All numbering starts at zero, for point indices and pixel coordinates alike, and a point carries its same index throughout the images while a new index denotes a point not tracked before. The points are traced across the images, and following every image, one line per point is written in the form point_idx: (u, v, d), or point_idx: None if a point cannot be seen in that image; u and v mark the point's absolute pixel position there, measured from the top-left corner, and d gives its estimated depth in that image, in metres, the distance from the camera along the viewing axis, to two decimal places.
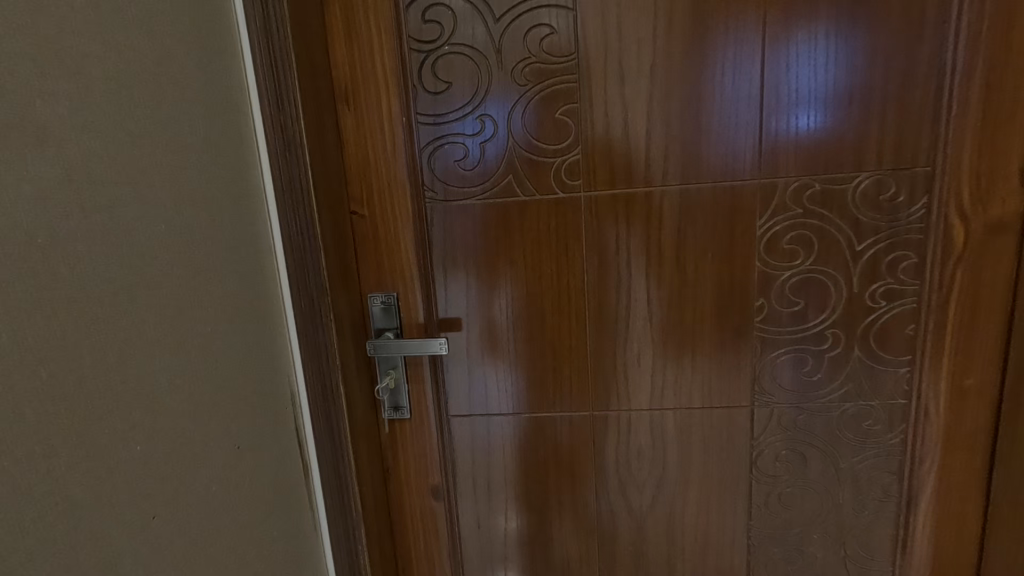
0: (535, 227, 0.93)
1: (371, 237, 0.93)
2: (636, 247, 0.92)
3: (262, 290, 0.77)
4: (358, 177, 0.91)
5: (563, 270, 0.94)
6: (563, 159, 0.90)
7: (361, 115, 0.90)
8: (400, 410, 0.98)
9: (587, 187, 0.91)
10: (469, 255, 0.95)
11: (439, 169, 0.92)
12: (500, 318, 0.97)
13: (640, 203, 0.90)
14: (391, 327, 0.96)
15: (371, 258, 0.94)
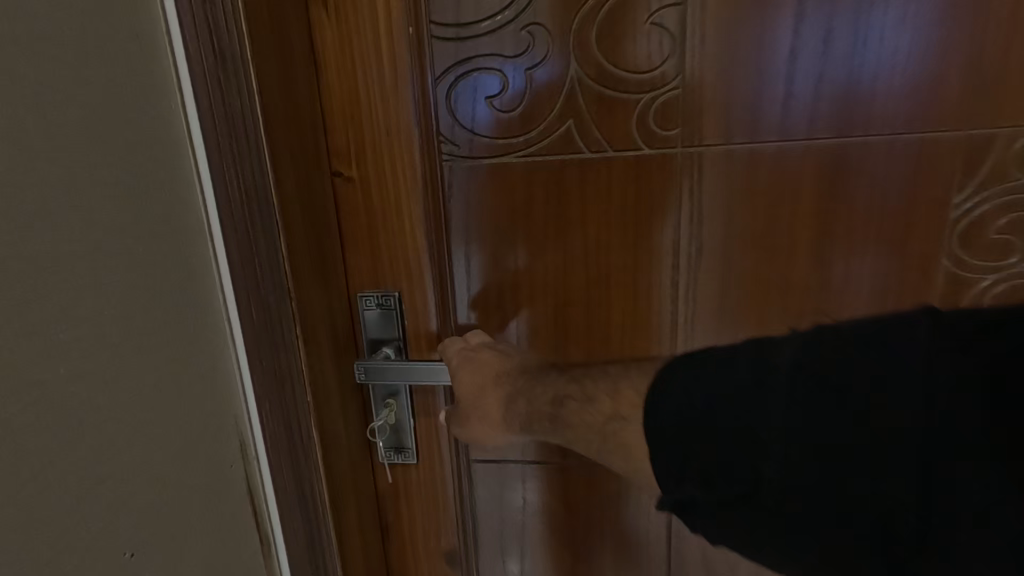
0: (602, 198, 0.62)
1: (362, 211, 0.63)
2: (758, 233, 0.61)
3: (185, 291, 0.48)
4: (342, 121, 0.61)
5: (642, 263, 0.64)
6: (651, 95, 0.59)
7: (345, 25, 0.59)
8: (404, 453, 0.71)
9: (688, 140, 0.60)
10: (506, 240, 0.65)
11: (461, 110, 0.62)
12: (547, 332, 0.67)
13: (772, 167, 0.59)
14: (392, 340, 0.67)
15: (363, 241, 0.65)
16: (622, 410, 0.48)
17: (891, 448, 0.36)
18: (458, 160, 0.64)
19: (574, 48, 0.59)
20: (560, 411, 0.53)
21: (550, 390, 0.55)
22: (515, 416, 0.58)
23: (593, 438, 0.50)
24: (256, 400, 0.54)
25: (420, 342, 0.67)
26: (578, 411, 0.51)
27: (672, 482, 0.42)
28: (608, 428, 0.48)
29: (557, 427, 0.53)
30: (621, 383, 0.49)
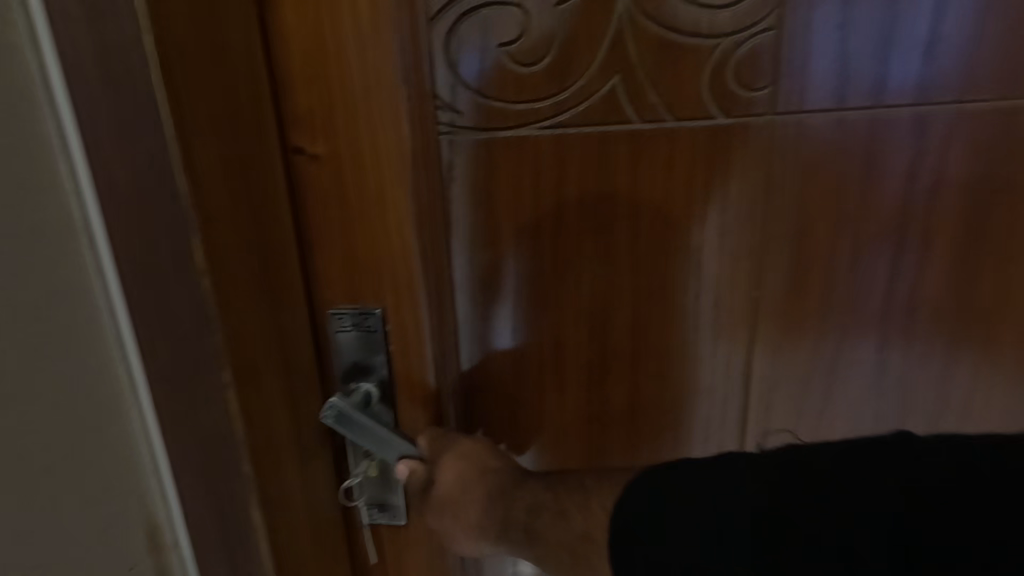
0: (658, 188, 0.46)
1: (331, 201, 0.46)
2: (873, 234, 0.45)
3: (37, 298, 0.29)
4: (301, 75, 0.43)
5: (712, 274, 0.47)
6: (735, 39, 0.42)
7: None
8: (390, 512, 0.54)
9: (780, 105, 0.43)
10: (526, 240, 0.48)
11: (466, 62, 0.45)
12: (581, 363, 0.51)
13: (896, 143, 0.43)
14: (373, 373, 0.49)
15: (332, 243, 0.47)
16: (594, 531, 0.43)
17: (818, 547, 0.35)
18: (461, 133, 0.47)
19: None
20: (534, 521, 0.46)
21: (527, 495, 0.47)
22: (490, 521, 0.47)
23: (566, 560, 0.45)
24: (171, 469, 0.34)
25: (409, 378, 0.49)
26: (552, 527, 0.45)
27: None
28: (580, 550, 0.44)
29: (529, 540, 0.46)
30: (586, 489, 0.45)
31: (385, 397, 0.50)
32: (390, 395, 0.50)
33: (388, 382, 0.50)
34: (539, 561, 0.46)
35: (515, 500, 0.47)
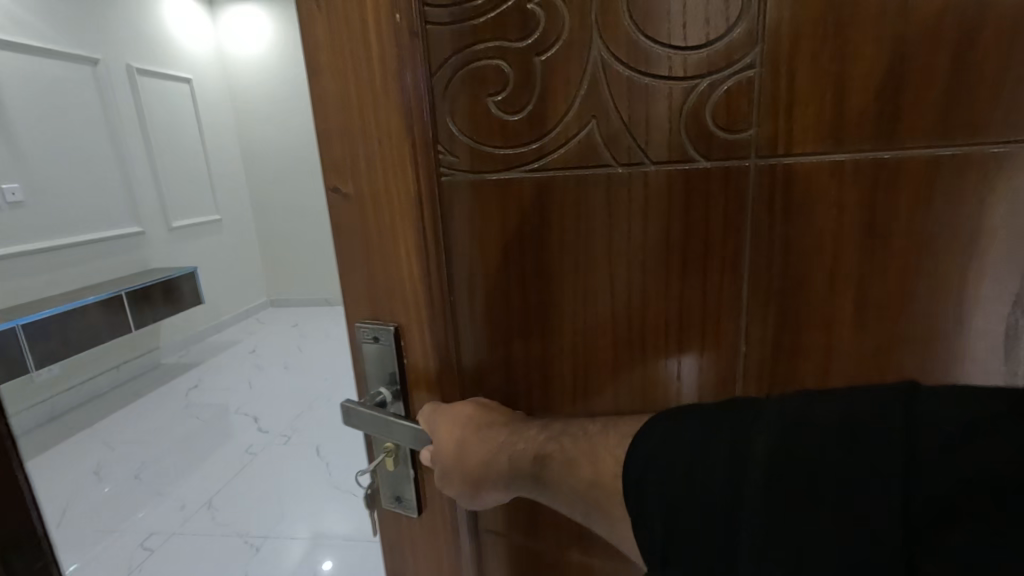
0: (634, 236, 0.49)
1: (361, 238, 0.53)
2: (860, 286, 0.45)
3: None
4: (336, 132, 0.50)
5: (691, 321, 0.50)
6: (711, 81, 0.44)
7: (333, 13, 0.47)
8: (405, 503, 0.60)
9: (764, 148, 0.44)
10: (513, 255, 0.54)
11: (462, 115, 0.51)
12: (571, 368, 0.56)
13: (893, 191, 0.42)
14: (391, 380, 0.56)
15: (359, 268, 0.54)
16: (602, 477, 0.43)
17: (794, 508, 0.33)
18: (459, 174, 0.53)
19: (597, 20, 0.45)
20: (542, 471, 0.48)
21: (531, 443, 0.50)
22: (501, 475, 0.51)
23: (578, 503, 0.46)
24: None
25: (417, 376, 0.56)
26: (561, 474, 0.47)
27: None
28: (589, 494, 0.44)
29: (540, 485, 0.49)
30: (596, 445, 0.45)
31: (400, 401, 0.57)
32: (404, 398, 0.57)
33: (402, 385, 0.57)
34: (557, 502, 0.48)
35: (521, 450, 0.50)
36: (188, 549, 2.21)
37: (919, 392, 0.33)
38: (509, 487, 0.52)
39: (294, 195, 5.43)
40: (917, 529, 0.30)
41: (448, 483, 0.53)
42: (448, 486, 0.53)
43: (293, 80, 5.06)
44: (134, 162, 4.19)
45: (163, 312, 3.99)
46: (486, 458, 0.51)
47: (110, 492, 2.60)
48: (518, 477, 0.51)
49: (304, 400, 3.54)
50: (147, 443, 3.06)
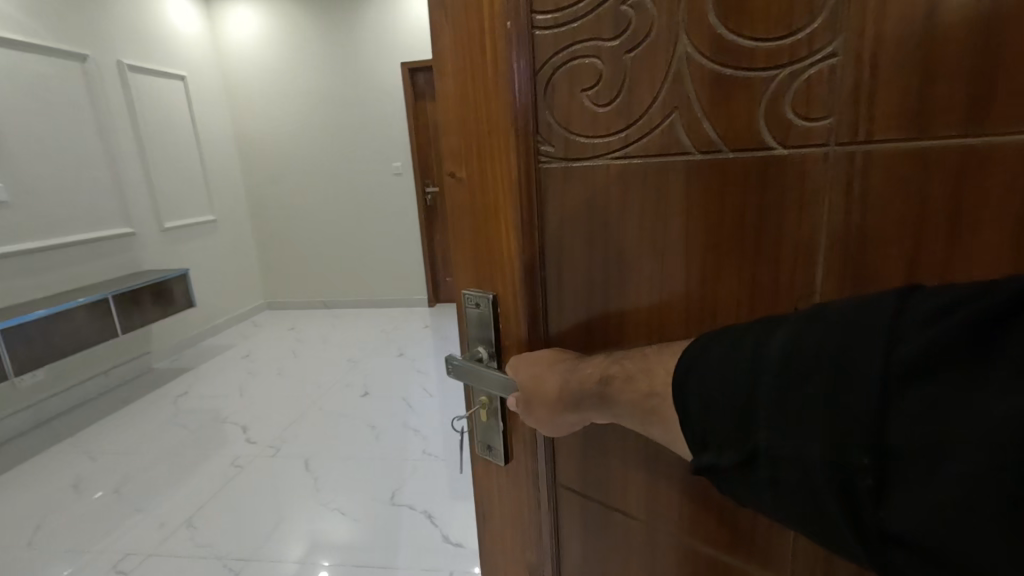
0: (710, 221, 0.55)
1: (470, 215, 0.65)
2: (944, 270, 0.44)
3: None
4: (454, 121, 0.62)
5: (767, 301, 0.54)
6: (787, 73, 0.47)
7: (459, 30, 0.61)
8: (493, 450, 0.74)
9: (844, 136, 0.46)
10: (589, 220, 0.62)
11: (558, 109, 0.60)
12: (641, 322, 0.62)
13: (982, 175, 0.41)
14: (487, 342, 0.70)
15: (457, 240, 0.65)
16: (656, 386, 0.57)
17: (815, 388, 0.45)
18: (554, 161, 0.62)
19: (684, 20, 0.51)
20: (606, 388, 0.61)
21: (598, 368, 0.63)
22: (570, 395, 0.63)
23: (635, 410, 0.59)
24: None
25: (510, 343, 0.70)
26: (621, 390, 0.60)
27: (699, 440, 0.54)
28: (646, 400, 0.58)
29: (603, 400, 0.61)
30: (651, 363, 0.59)
31: (496, 360, 0.71)
32: (498, 358, 0.72)
33: (496, 346, 0.71)
34: (616, 413, 0.61)
35: (589, 377, 0.62)
36: (170, 563, 2.23)
37: (913, 291, 0.44)
38: (578, 410, 0.63)
39: (290, 198, 5.43)
40: (891, 388, 0.42)
41: (527, 414, 0.66)
42: (528, 419, 0.66)
43: (287, 86, 5.12)
44: (125, 162, 4.18)
45: (154, 316, 3.96)
46: (560, 386, 0.63)
47: (95, 504, 2.62)
48: (586, 397, 0.62)
49: (299, 408, 3.56)
50: (135, 455, 3.07)
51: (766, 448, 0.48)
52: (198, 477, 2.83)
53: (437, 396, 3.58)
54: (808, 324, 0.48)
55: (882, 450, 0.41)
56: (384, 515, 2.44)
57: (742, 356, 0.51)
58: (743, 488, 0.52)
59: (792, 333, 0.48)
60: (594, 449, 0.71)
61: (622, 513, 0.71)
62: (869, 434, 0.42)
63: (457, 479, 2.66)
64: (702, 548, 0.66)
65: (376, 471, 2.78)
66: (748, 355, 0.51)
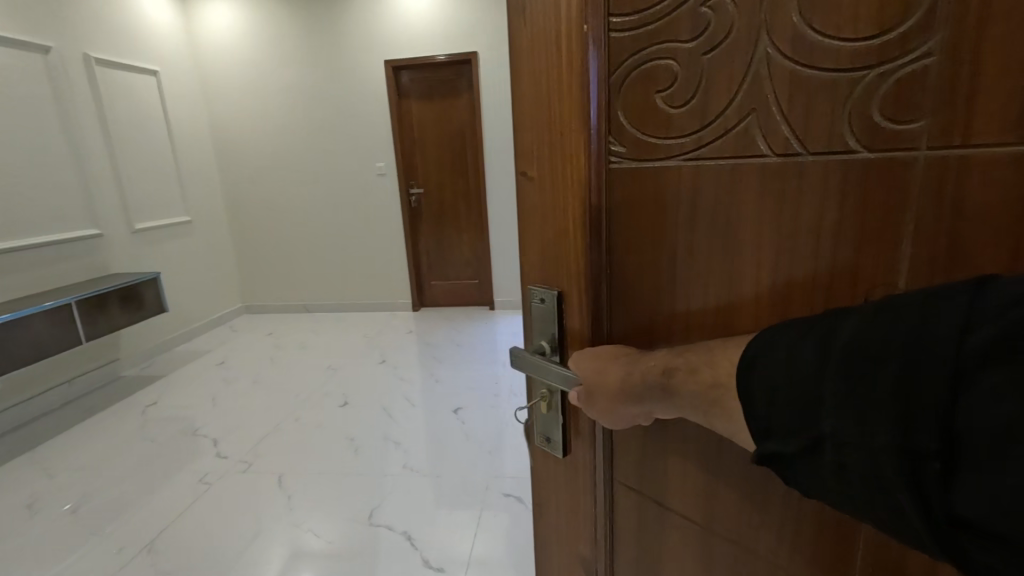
0: (783, 224, 0.55)
1: (539, 214, 0.66)
2: None
3: None
4: (526, 122, 0.63)
5: (842, 302, 0.53)
6: (876, 73, 0.47)
7: (533, 30, 0.61)
8: (552, 442, 0.75)
9: (935, 137, 0.46)
10: (656, 217, 0.62)
11: (630, 110, 0.60)
12: (710, 319, 0.62)
13: None
14: (550, 337, 0.71)
15: (531, 234, 0.69)
16: (721, 377, 0.58)
17: (884, 379, 0.45)
18: (625, 161, 0.62)
19: (766, 19, 0.51)
20: (669, 380, 0.61)
21: (661, 361, 0.63)
22: (632, 387, 0.63)
23: (700, 402, 0.59)
24: None
25: (572, 337, 0.70)
26: (685, 381, 0.60)
27: (764, 430, 0.54)
28: (711, 392, 0.58)
29: (666, 393, 0.61)
30: (716, 356, 0.59)
31: (557, 354, 0.71)
32: (560, 353, 0.72)
33: (558, 342, 0.72)
34: (679, 406, 0.61)
35: (652, 369, 0.62)
36: None
37: (988, 283, 0.42)
38: (641, 403, 0.63)
39: (266, 199, 5.29)
40: (963, 374, 0.40)
41: (589, 406, 0.66)
42: (590, 412, 0.67)
43: (265, 85, 5.00)
44: (92, 160, 3.97)
45: (121, 322, 3.78)
46: (622, 378, 0.63)
47: (46, 530, 2.45)
48: (649, 389, 0.63)
49: (275, 420, 3.44)
50: (96, 473, 2.91)
51: (831, 434, 0.48)
52: (160, 496, 2.69)
53: (420, 407, 3.50)
54: (877, 315, 0.47)
55: (949, 434, 0.41)
56: (363, 535, 2.34)
57: (808, 347, 0.51)
58: (809, 476, 0.51)
59: (857, 324, 0.48)
60: (653, 446, 0.70)
61: (679, 513, 0.71)
62: (943, 423, 0.41)
63: (443, 495, 2.58)
64: (761, 551, 0.65)
65: (356, 488, 2.67)
66: (813, 344, 0.51)
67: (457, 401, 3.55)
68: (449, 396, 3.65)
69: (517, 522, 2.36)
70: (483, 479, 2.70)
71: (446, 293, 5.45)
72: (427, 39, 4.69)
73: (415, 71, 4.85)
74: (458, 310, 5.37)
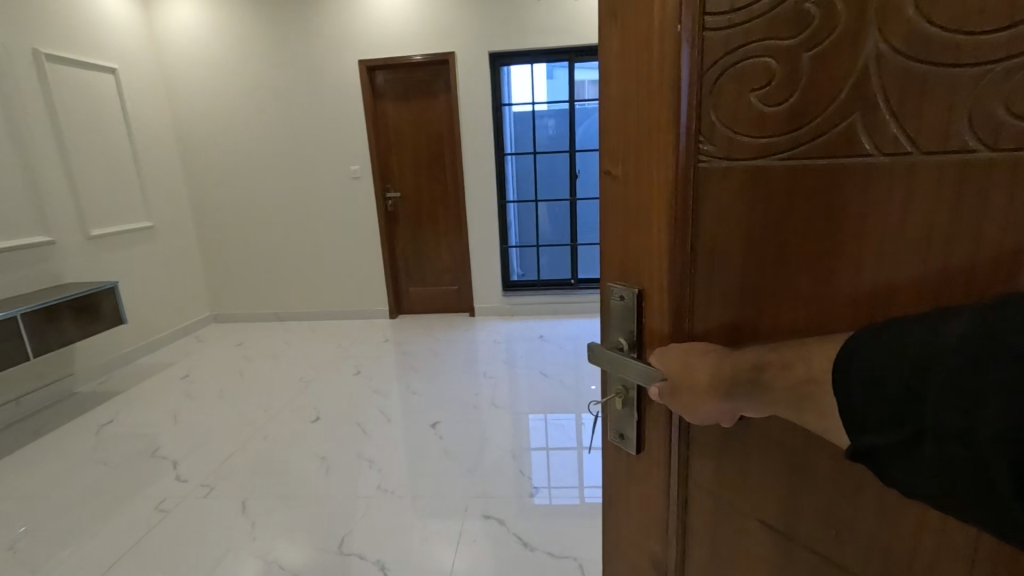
0: (887, 227, 0.51)
1: (621, 211, 0.68)
2: None
3: None
4: (617, 120, 0.65)
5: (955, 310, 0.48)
6: (1000, 67, 0.43)
7: (627, 31, 0.62)
8: (626, 439, 0.76)
9: None
10: (742, 217, 0.60)
11: (723, 109, 0.59)
12: (803, 323, 0.59)
13: None
14: (630, 333, 0.72)
15: (613, 231, 0.71)
16: (815, 372, 0.55)
17: (1000, 374, 0.41)
18: (714, 160, 0.61)
19: (877, 14, 0.48)
20: (760, 375, 0.59)
21: (750, 356, 0.60)
22: (722, 381, 0.62)
23: (794, 398, 0.56)
24: None
25: (652, 335, 0.71)
26: (777, 376, 0.57)
27: (858, 427, 0.51)
28: (806, 387, 0.55)
29: (757, 388, 0.59)
30: (809, 350, 0.56)
31: (636, 351, 0.71)
32: (639, 350, 0.73)
33: (637, 339, 0.72)
34: (770, 401, 0.59)
35: (742, 363, 0.60)
36: None
37: None
38: (728, 399, 0.62)
39: (232, 205, 5.09)
40: None
41: (671, 401, 0.65)
42: (672, 407, 0.66)
43: (232, 84, 4.81)
44: (41, 161, 3.69)
45: (74, 335, 3.53)
46: (711, 373, 0.62)
47: None
48: (738, 384, 0.61)
49: (242, 438, 3.27)
50: (45, 500, 2.70)
51: (932, 428, 0.46)
52: (115, 524, 2.51)
53: (396, 422, 3.40)
54: (991, 311, 0.43)
55: None
56: (332, 567, 2.20)
57: (907, 340, 0.47)
58: (909, 472, 0.48)
59: (966, 316, 0.44)
60: (732, 448, 0.68)
61: (758, 519, 0.68)
62: None
63: (421, 518, 2.48)
64: (850, 568, 0.62)
65: (327, 513, 2.54)
66: (914, 336, 0.47)
67: (434, 415, 3.45)
68: (429, 408, 3.56)
69: (498, 544, 2.28)
70: (468, 496, 2.62)
71: (424, 299, 5.35)
72: (404, 39, 4.60)
73: (390, 72, 4.76)
74: (436, 318, 5.27)
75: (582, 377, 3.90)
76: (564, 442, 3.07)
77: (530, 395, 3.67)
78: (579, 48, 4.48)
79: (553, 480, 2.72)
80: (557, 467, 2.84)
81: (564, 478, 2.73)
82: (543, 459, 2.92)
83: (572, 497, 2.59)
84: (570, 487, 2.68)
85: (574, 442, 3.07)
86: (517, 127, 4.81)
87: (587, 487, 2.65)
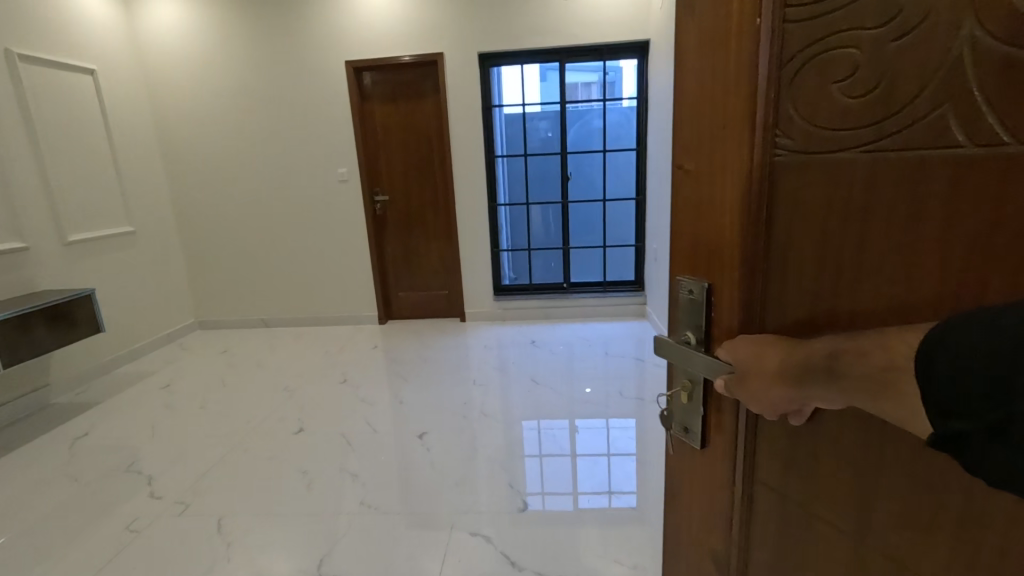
0: (977, 218, 0.50)
1: (694, 205, 0.71)
2: None
3: None
4: (694, 118, 0.69)
5: None
6: None
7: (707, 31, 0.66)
8: (692, 432, 0.79)
9: None
10: (819, 208, 0.61)
11: (803, 102, 0.60)
12: (883, 316, 0.58)
13: None
14: (697, 328, 0.75)
15: (684, 224, 0.74)
16: (896, 359, 0.54)
17: None
18: (791, 154, 0.62)
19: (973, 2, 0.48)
20: (835, 363, 0.58)
21: (824, 345, 0.60)
22: (792, 369, 0.61)
23: (872, 387, 0.55)
24: None
25: (720, 330, 0.73)
26: (853, 364, 0.56)
27: (943, 414, 0.50)
28: (885, 375, 0.54)
29: (833, 375, 0.58)
30: (887, 338, 0.55)
31: (703, 345, 0.74)
32: (707, 345, 0.75)
33: (705, 333, 0.74)
34: (845, 390, 0.58)
35: (816, 352, 0.60)
36: None
37: None
38: (800, 387, 0.61)
39: (213, 209, 4.97)
40: None
41: (737, 392, 0.67)
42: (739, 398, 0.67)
43: (213, 84, 4.69)
44: (9, 164, 3.51)
45: (49, 345, 3.37)
46: (781, 362, 0.62)
47: None
48: (812, 372, 0.60)
49: (223, 451, 3.16)
50: (18, 517, 2.56)
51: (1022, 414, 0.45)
52: (90, 544, 2.39)
53: (383, 432, 3.34)
54: None
55: None
56: None
57: (1000, 326, 0.46)
58: (998, 461, 0.47)
59: None
60: (801, 447, 0.68)
61: (823, 514, 0.68)
62: None
63: (409, 535, 2.42)
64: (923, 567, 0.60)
65: (312, 531, 2.46)
66: (1008, 320, 0.46)
67: (424, 424, 3.40)
68: (417, 417, 3.51)
69: (488, 561, 2.24)
70: (460, 510, 2.57)
71: (413, 305, 5.28)
72: (392, 40, 4.55)
73: (379, 73, 4.71)
74: (425, 323, 5.22)
75: (573, 381, 3.90)
76: (557, 448, 3.06)
77: (521, 402, 3.65)
78: (571, 51, 4.51)
79: (546, 487, 2.73)
80: (550, 475, 2.82)
81: (557, 485, 2.73)
82: (537, 466, 2.91)
83: (565, 506, 2.58)
84: (563, 494, 2.67)
85: (567, 449, 3.05)
86: (507, 129, 4.82)
87: (579, 495, 2.65)
